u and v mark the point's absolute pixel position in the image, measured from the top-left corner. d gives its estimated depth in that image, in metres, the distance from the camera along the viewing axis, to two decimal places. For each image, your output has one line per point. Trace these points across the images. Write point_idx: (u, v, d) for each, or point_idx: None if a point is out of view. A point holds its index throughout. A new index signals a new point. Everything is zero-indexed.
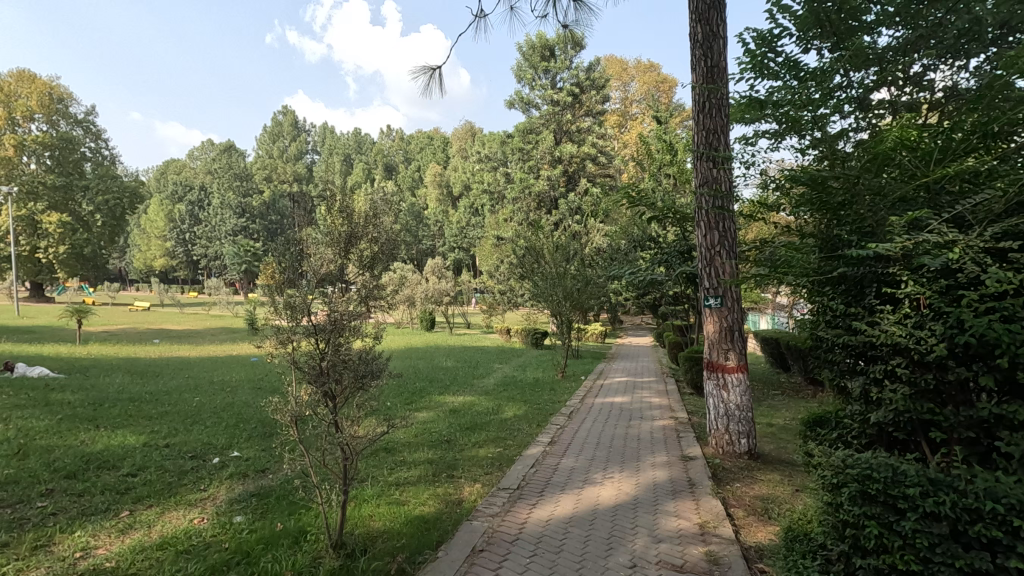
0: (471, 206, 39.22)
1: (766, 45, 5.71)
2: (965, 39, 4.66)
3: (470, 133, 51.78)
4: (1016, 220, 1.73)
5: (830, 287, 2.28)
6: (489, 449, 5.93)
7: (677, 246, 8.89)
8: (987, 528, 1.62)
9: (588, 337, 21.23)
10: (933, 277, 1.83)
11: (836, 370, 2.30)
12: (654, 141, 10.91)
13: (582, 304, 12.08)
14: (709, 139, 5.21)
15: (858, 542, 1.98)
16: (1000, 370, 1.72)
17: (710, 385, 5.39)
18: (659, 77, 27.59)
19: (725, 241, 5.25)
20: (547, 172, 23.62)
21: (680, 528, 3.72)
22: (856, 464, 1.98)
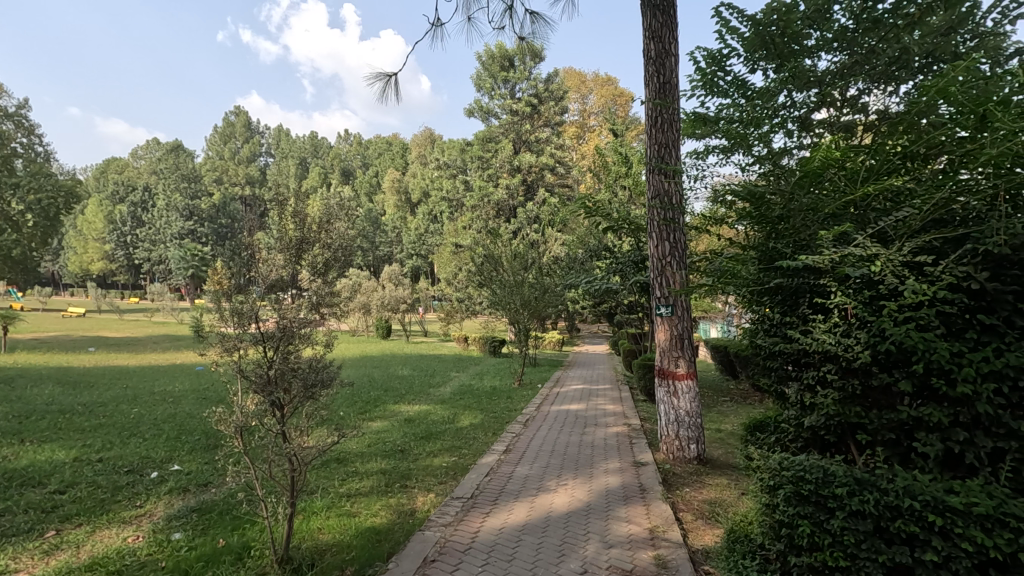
0: (430, 213, 38.92)
1: (716, 64, 5.94)
2: (896, 66, 5.00)
3: (430, 139, 51.52)
4: (930, 236, 1.86)
5: (768, 297, 2.39)
6: (444, 458, 5.89)
7: (631, 256, 9.11)
8: (906, 524, 1.72)
9: (546, 345, 21.37)
10: (858, 289, 1.96)
11: (773, 376, 2.41)
12: (611, 153, 11.16)
13: (540, 311, 12.17)
14: (661, 152, 5.38)
15: (793, 542, 2.08)
16: (917, 376, 1.85)
17: (661, 392, 5.51)
18: (617, 90, 28.24)
19: (676, 252, 5.43)
20: (506, 181, 23.75)
21: (630, 533, 3.79)
22: (790, 466, 2.07)
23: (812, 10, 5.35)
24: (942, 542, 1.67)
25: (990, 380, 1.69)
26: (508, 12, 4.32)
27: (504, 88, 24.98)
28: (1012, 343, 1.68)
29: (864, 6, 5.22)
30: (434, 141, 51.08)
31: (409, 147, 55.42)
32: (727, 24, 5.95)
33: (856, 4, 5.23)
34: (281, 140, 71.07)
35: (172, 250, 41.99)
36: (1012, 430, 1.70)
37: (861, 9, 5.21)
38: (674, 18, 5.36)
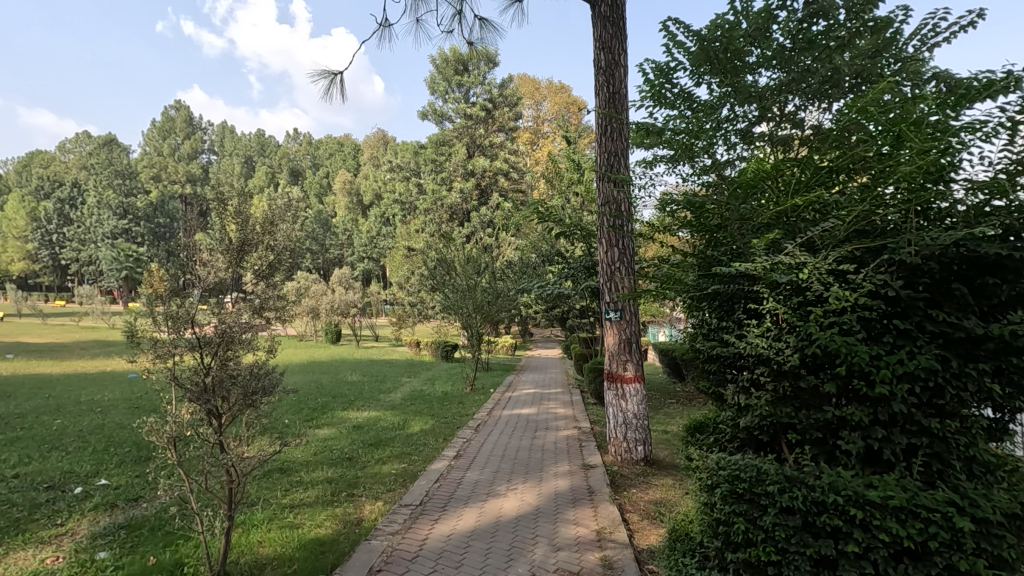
0: (381, 215, 38.23)
1: (663, 76, 6.12)
2: (828, 84, 5.26)
3: (383, 141, 50.72)
4: (852, 246, 1.98)
5: (706, 302, 2.48)
6: (393, 465, 5.79)
7: (582, 262, 9.26)
8: (831, 518, 1.82)
9: (499, 349, 21.37)
10: (788, 295, 2.06)
11: (711, 379, 2.50)
12: (563, 160, 11.33)
13: (492, 316, 12.17)
14: (610, 160, 5.50)
15: (729, 539, 2.16)
16: (841, 378, 1.97)
17: (610, 396, 5.61)
18: (570, 98, 28.74)
19: (624, 258, 5.55)
20: (459, 184, 23.68)
21: (578, 536, 3.83)
22: (727, 466, 2.15)
23: (753, 29, 5.62)
24: (862, 534, 1.78)
25: (904, 381, 1.82)
26: (457, 17, 4.33)
27: (459, 92, 24.94)
28: (924, 347, 1.81)
29: (800, 27, 5.53)
30: (387, 143, 50.35)
31: (361, 148, 54.41)
32: (674, 38, 6.15)
33: (792, 25, 5.53)
34: (225, 137, 68.37)
35: (103, 250, 39.53)
36: (924, 428, 1.84)
37: (797, 30, 5.52)
38: (623, 30, 5.50)
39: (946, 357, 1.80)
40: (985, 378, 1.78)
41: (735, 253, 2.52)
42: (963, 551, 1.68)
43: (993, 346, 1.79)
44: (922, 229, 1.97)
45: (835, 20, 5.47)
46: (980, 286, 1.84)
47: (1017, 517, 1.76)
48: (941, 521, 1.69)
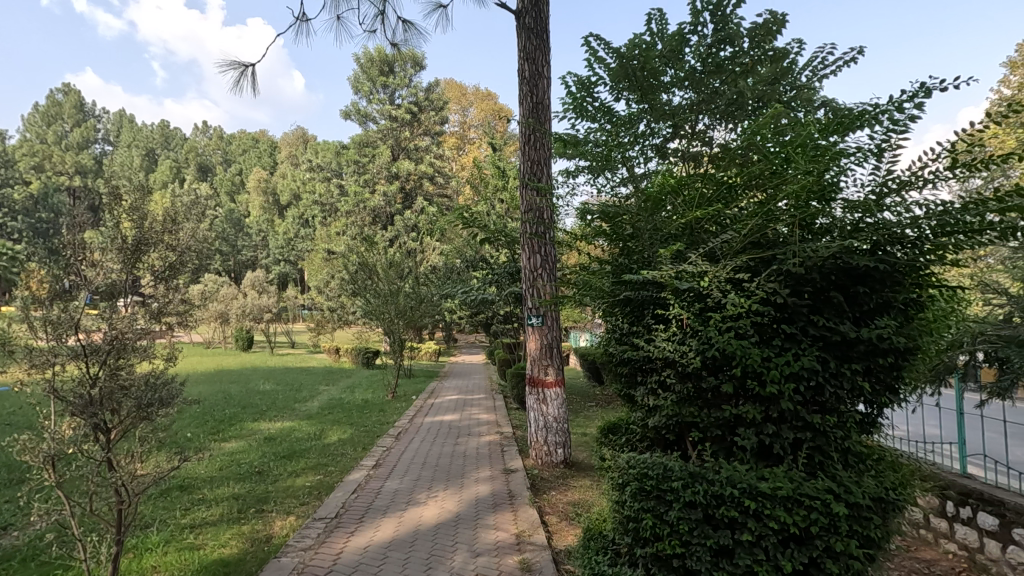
0: (300, 216, 36.63)
1: (585, 89, 6.33)
2: (734, 107, 5.69)
3: (302, 139, 48.61)
4: (747, 257, 2.15)
5: (618, 308, 2.59)
6: (308, 477, 5.53)
7: (506, 268, 9.35)
8: (728, 510, 1.96)
9: (422, 356, 21.01)
10: (691, 301, 2.20)
11: (623, 381, 2.61)
12: (488, 166, 11.41)
13: (415, 322, 12.00)
14: (533, 168, 5.61)
15: (638, 535, 2.26)
16: (736, 379, 2.12)
17: (530, 400, 5.69)
18: (496, 106, 29.02)
19: (546, 265, 5.69)
20: (383, 187, 23.15)
21: (497, 540, 3.85)
22: (636, 464, 2.25)
23: (667, 51, 5.94)
24: (756, 523, 1.93)
25: (791, 380, 1.99)
26: (380, 17, 4.27)
27: (384, 93, 24.48)
28: (807, 349, 2.00)
29: (709, 52, 5.93)
30: (307, 141, 48.34)
31: (279, 145, 51.90)
32: (596, 54, 6.38)
33: (702, 49, 5.91)
34: (123, 127, 62.84)
35: None
36: (807, 423, 2.03)
37: (707, 55, 5.90)
38: (547, 43, 5.64)
39: (825, 359, 2.01)
40: (857, 377, 2.00)
41: (645, 260, 2.65)
42: (839, 533, 1.88)
43: (864, 348, 2.02)
44: (805, 242, 2.17)
45: (740, 47, 5.93)
46: (853, 294, 2.07)
47: (883, 501, 1.98)
48: (821, 508, 1.87)
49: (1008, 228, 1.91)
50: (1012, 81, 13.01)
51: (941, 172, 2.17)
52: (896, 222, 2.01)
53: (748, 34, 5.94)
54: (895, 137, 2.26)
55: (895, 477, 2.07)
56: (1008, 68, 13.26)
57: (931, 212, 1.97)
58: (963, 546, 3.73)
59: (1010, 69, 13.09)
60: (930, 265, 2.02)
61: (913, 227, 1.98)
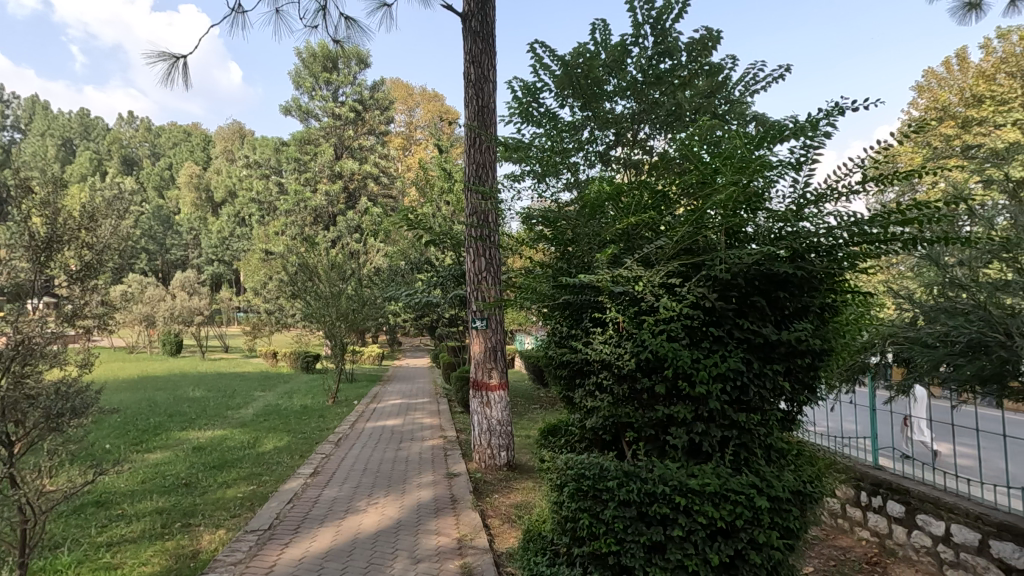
0: (236, 215, 35.06)
1: (530, 95, 6.39)
2: (672, 118, 5.90)
3: (238, 134, 46.49)
4: (679, 262, 2.24)
5: (558, 311, 2.63)
6: (240, 488, 5.28)
7: (451, 270, 9.31)
8: (660, 507, 2.03)
9: (365, 359, 20.53)
10: (626, 305, 2.27)
11: (562, 383, 2.65)
12: (434, 168, 11.32)
13: (358, 325, 11.71)
14: (478, 172, 5.62)
15: (575, 535, 2.30)
16: (669, 380, 2.20)
17: (474, 403, 5.68)
18: (443, 107, 28.86)
19: (491, 268, 5.71)
20: (325, 186, 22.47)
21: (439, 545, 3.81)
22: (573, 465, 2.29)
23: (610, 61, 6.09)
24: (685, 519, 2.01)
25: (718, 381, 2.08)
26: (321, 13, 4.16)
27: (327, 90, 23.84)
28: (733, 351, 2.11)
29: (650, 64, 6.11)
30: (244, 136, 46.28)
31: (213, 140, 49.41)
32: (541, 60, 6.46)
33: (643, 60, 6.08)
34: (36, 114, 58.09)
35: None
36: (733, 421, 2.13)
37: (648, 66, 6.09)
38: (493, 47, 5.67)
39: (749, 360, 2.12)
40: (778, 377, 2.13)
41: (585, 265, 2.71)
42: (762, 525, 1.99)
43: (784, 349, 2.16)
44: (731, 250, 2.28)
45: (679, 60, 6.16)
46: (774, 299, 2.20)
47: (801, 493, 2.11)
48: (745, 502, 1.97)
49: (910, 238, 2.09)
50: (919, 104, 14.21)
51: (852, 185, 2.34)
52: (814, 231, 2.15)
53: (686, 48, 6.18)
54: (812, 152, 2.43)
55: (812, 470, 2.21)
56: (917, 91, 14.47)
57: (844, 223, 2.13)
58: (874, 533, 4.02)
59: (918, 93, 14.30)
60: (842, 272, 2.18)
61: (828, 236, 2.13)
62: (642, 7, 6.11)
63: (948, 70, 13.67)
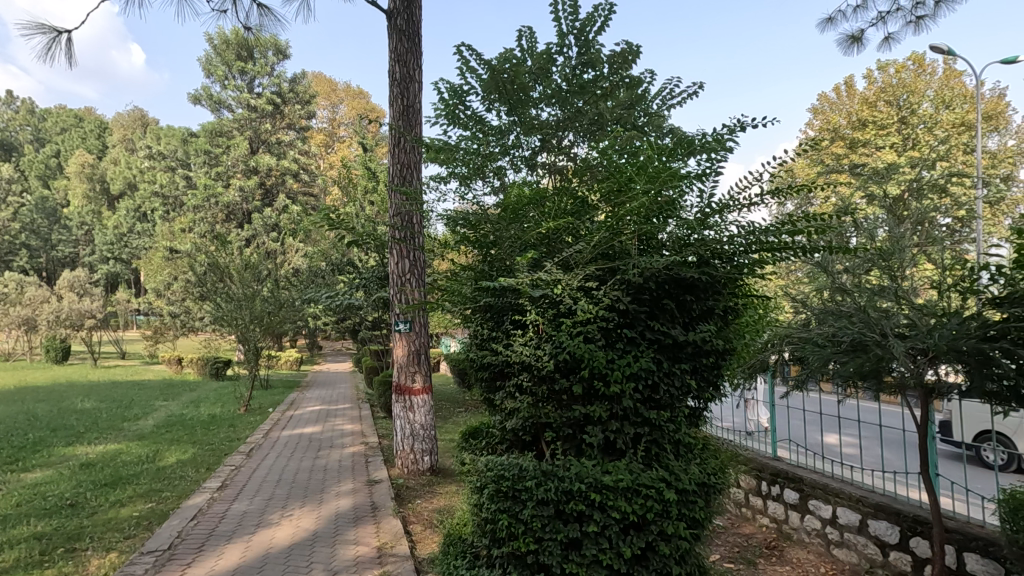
0: (136, 209, 32.25)
1: (457, 97, 6.38)
2: (595, 126, 6.08)
3: (139, 122, 42.77)
4: (595, 266, 2.32)
5: (479, 314, 2.63)
6: (136, 506, 4.85)
7: (375, 272, 9.07)
8: (576, 504, 2.09)
9: (281, 365, 19.51)
10: (546, 308, 2.32)
11: (483, 386, 2.66)
12: (357, 166, 10.99)
13: (274, 328, 11.12)
14: (403, 173, 5.52)
15: (495, 536, 2.32)
16: (586, 381, 2.27)
17: (397, 407, 5.57)
18: (368, 105, 28.16)
19: (415, 270, 5.64)
20: (238, 181, 21.17)
21: (357, 555, 3.70)
22: (492, 466, 2.31)
23: (536, 68, 6.21)
24: (600, 515, 2.08)
25: (631, 380, 2.18)
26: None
27: (241, 80, 22.52)
28: (644, 351, 2.22)
29: (574, 73, 6.29)
30: (146, 125, 42.71)
31: (110, 127, 45.23)
32: (467, 63, 6.46)
33: (568, 70, 6.24)
34: None
35: None
36: (645, 419, 2.23)
37: (571, 75, 6.25)
38: (419, 47, 5.60)
39: (659, 360, 2.24)
40: (685, 376, 2.27)
41: (506, 268, 2.73)
42: (670, 517, 2.10)
43: (691, 349, 2.29)
44: (644, 255, 2.38)
45: (601, 72, 6.39)
46: (682, 302, 2.33)
47: (706, 485, 2.25)
48: (655, 496, 2.07)
49: (800, 246, 2.29)
50: (813, 125, 15.59)
51: (749, 197, 2.54)
52: (717, 239, 2.31)
53: (607, 60, 6.42)
54: (714, 166, 2.61)
55: (715, 463, 2.37)
56: (812, 113, 15.87)
57: (744, 232, 2.30)
58: (773, 519, 4.34)
59: (813, 114, 15.68)
60: (741, 278, 2.35)
61: (729, 244, 2.30)
62: (566, 17, 6.29)
63: (837, 94, 15.11)
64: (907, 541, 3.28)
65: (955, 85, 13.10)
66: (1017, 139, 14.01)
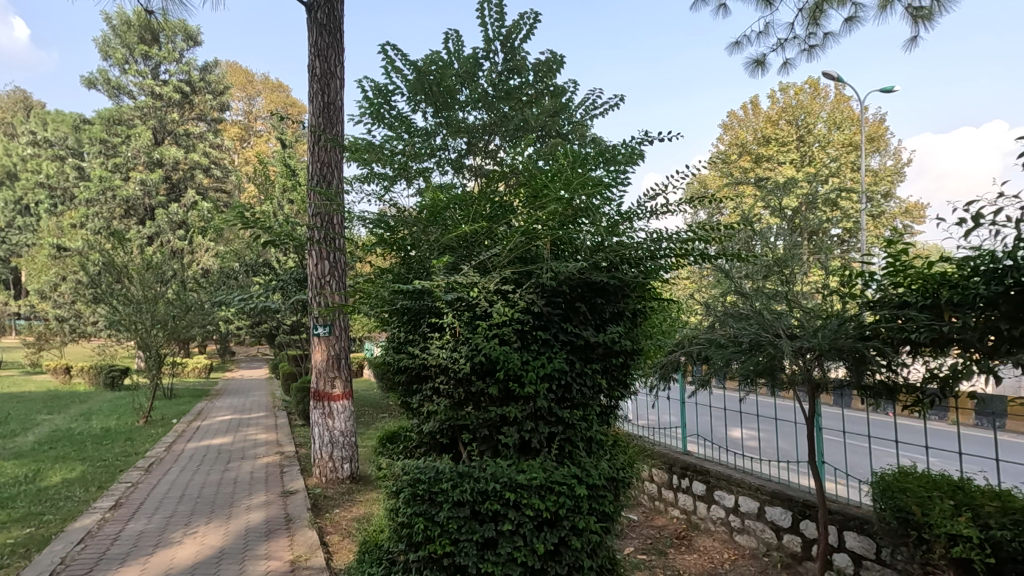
0: (15, 201, 28.85)
1: (382, 96, 6.27)
2: (521, 131, 6.16)
3: (21, 104, 38.33)
4: (510, 270, 2.37)
5: (396, 317, 2.61)
6: (10, 533, 4.35)
7: (293, 274, 8.70)
8: (491, 504, 2.13)
9: (188, 372, 18.16)
10: (462, 312, 2.34)
11: (400, 390, 2.63)
12: (275, 162, 10.49)
13: (179, 334, 10.37)
14: (323, 172, 5.35)
15: (411, 540, 2.30)
16: (502, 384, 2.32)
17: (315, 414, 5.38)
18: (288, 99, 26.96)
19: (334, 272, 5.48)
20: (140, 175, 19.52)
21: (268, 571, 3.53)
22: (409, 470, 2.29)
23: (462, 71, 6.21)
24: (515, 513, 2.13)
25: (545, 381, 2.26)
26: None
27: (144, 66, 20.83)
28: (557, 352, 2.30)
29: (500, 79, 6.36)
30: (30, 108, 38.39)
31: None
32: (393, 63, 6.37)
33: (494, 75, 6.30)
34: None
35: None
36: (559, 418, 2.32)
37: (498, 81, 6.32)
38: (341, 43, 5.46)
39: (572, 360, 2.33)
40: (596, 375, 2.37)
41: (424, 271, 2.72)
42: (582, 512, 2.18)
43: (602, 350, 2.40)
44: (557, 259, 2.46)
45: (526, 79, 6.48)
46: (594, 305, 2.44)
47: (615, 479, 2.36)
48: (566, 492, 2.15)
49: (703, 252, 2.46)
50: (724, 139, 16.70)
51: (657, 205, 2.70)
52: (627, 245, 2.44)
53: (533, 68, 6.53)
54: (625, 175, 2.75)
55: (624, 458, 2.49)
56: (723, 128, 16.98)
57: (651, 238, 2.45)
58: (683, 510, 4.60)
59: (723, 129, 16.79)
60: (648, 283, 2.48)
61: (637, 250, 2.43)
62: (492, 23, 6.36)
63: (744, 111, 16.28)
64: (798, 524, 3.59)
65: (844, 109, 14.47)
66: (895, 159, 15.69)
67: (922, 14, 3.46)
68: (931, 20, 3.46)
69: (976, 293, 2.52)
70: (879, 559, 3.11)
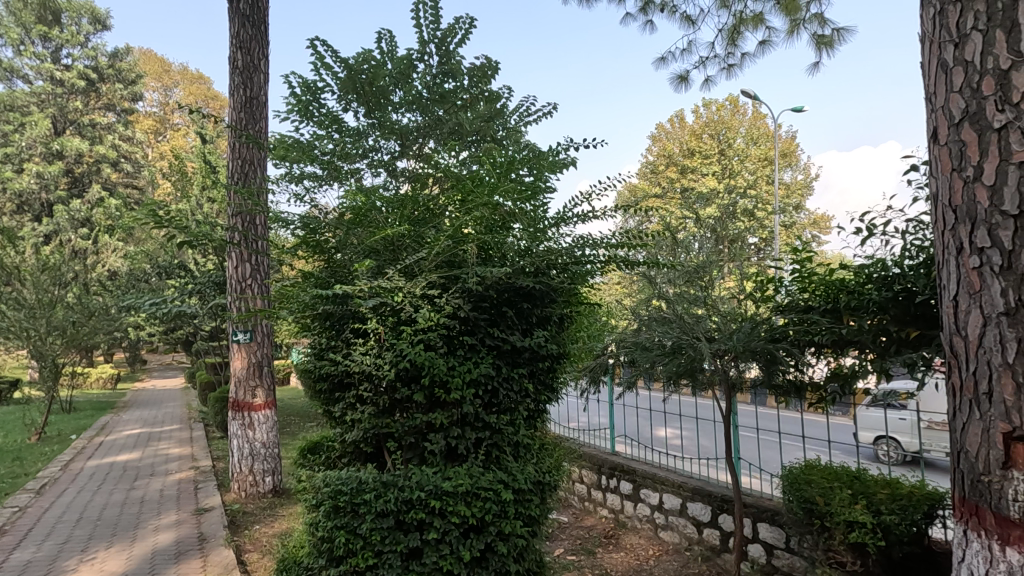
0: None
1: (310, 93, 6.05)
2: (456, 135, 6.11)
3: None
4: (436, 274, 2.34)
5: (318, 322, 2.51)
6: None
7: (212, 277, 8.19)
8: (416, 512, 2.10)
9: (90, 383, 16.66)
10: (387, 317, 2.29)
11: (322, 399, 2.53)
12: (194, 157, 9.85)
13: (80, 342, 9.47)
14: (244, 169, 5.08)
15: (332, 554, 2.21)
16: (427, 390, 2.28)
17: (233, 425, 5.08)
18: (210, 92, 25.43)
19: (256, 274, 5.22)
20: (36, 166, 17.74)
21: None
22: (330, 481, 2.20)
23: (396, 72, 6.09)
24: (440, 521, 2.10)
25: (471, 386, 2.25)
26: None
27: (43, 48, 19.04)
28: (483, 357, 2.29)
29: (434, 82, 6.29)
30: None
31: None
32: (322, 59, 6.17)
33: (428, 77, 6.22)
34: None
35: None
36: (486, 423, 2.31)
37: (432, 84, 6.24)
38: (265, 36, 5.22)
39: (499, 365, 2.33)
40: (522, 380, 2.39)
41: (348, 274, 2.64)
42: (508, 517, 2.18)
43: (528, 355, 2.42)
44: (485, 264, 2.46)
45: (461, 83, 6.43)
46: (521, 309, 2.45)
47: (541, 482, 2.37)
48: (492, 498, 2.15)
49: (626, 258, 2.54)
50: (653, 149, 17.37)
51: (583, 211, 2.76)
52: (554, 251, 2.48)
53: (467, 73, 6.50)
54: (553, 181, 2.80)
55: (551, 462, 2.52)
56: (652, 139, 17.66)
57: (577, 244, 2.51)
58: (611, 510, 4.71)
59: (652, 140, 17.47)
60: (575, 288, 2.53)
61: (564, 255, 2.48)
62: (427, 25, 6.29)
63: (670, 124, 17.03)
64: (716, 519, 3.77)
65: (760, 126, 15.47)
66: (805, 174, 16.93)
67: (825, 42, 3.75)
68: (832, 48, 3.76)
69: (870, 297, 2.74)
70: (788, 547, 3.32)
